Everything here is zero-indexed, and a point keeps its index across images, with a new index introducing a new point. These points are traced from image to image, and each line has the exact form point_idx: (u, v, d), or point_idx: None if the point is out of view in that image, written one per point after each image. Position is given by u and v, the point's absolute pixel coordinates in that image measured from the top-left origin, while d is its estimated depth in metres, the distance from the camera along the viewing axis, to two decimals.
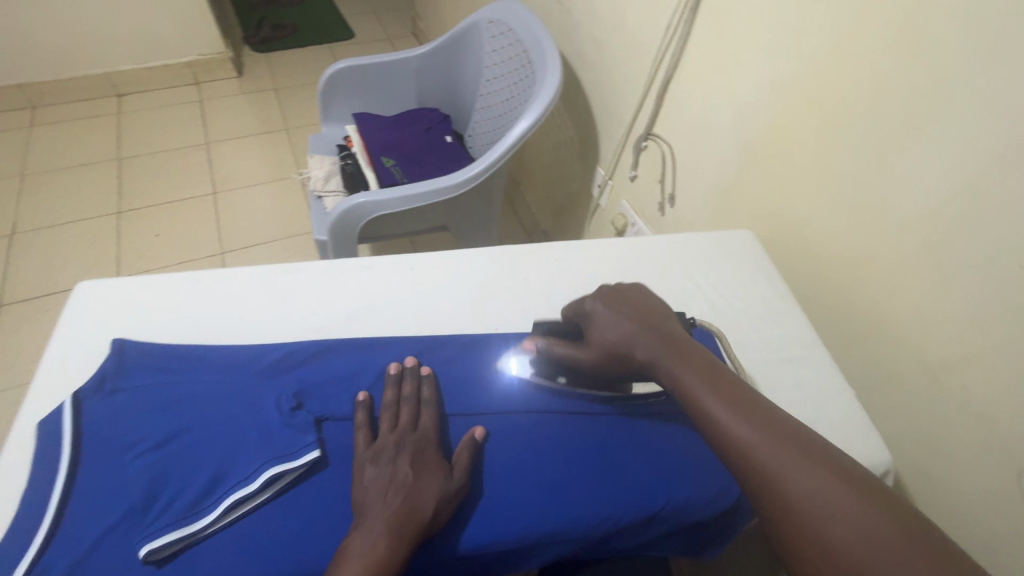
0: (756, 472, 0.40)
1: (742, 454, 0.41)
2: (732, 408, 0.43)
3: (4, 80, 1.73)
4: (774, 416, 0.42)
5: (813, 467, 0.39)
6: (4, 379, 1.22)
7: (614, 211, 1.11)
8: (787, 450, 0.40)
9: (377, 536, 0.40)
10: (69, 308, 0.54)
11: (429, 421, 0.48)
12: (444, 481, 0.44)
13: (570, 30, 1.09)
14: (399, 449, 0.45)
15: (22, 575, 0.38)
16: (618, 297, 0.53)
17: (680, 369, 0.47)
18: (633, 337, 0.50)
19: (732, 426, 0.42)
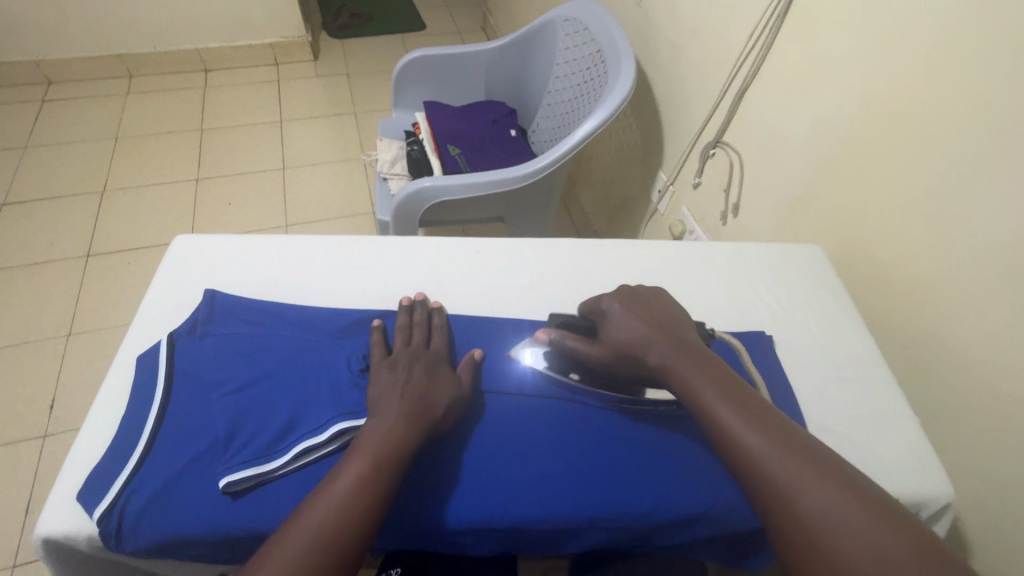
0: (771, 486, 0.41)
1: (757, 468, 0.42)
2: (748, 421, 0.44)
3: (108, 49, 1.88)
4: (789, 433, 0.44)
5: (826, 484, 0.40)
6: (88, 322, 1.33)
7: (673, 217, 1.10)
8: (804, 472, 0.41)
9: (394, 421, 0.43)
10: (168, 258, 0.59)
11: (439, 339, 0.52)
12: (453, 383, 0.48)
13: (645, 32, 1.09)
14: (413, 359, 0.49)
15: (119, 487, 0.42)
16: (635, 298, 0.53)
17: (693, 380, 0.47)
18: (648, 341, 0.50)
19: (747, 439, 0.43)
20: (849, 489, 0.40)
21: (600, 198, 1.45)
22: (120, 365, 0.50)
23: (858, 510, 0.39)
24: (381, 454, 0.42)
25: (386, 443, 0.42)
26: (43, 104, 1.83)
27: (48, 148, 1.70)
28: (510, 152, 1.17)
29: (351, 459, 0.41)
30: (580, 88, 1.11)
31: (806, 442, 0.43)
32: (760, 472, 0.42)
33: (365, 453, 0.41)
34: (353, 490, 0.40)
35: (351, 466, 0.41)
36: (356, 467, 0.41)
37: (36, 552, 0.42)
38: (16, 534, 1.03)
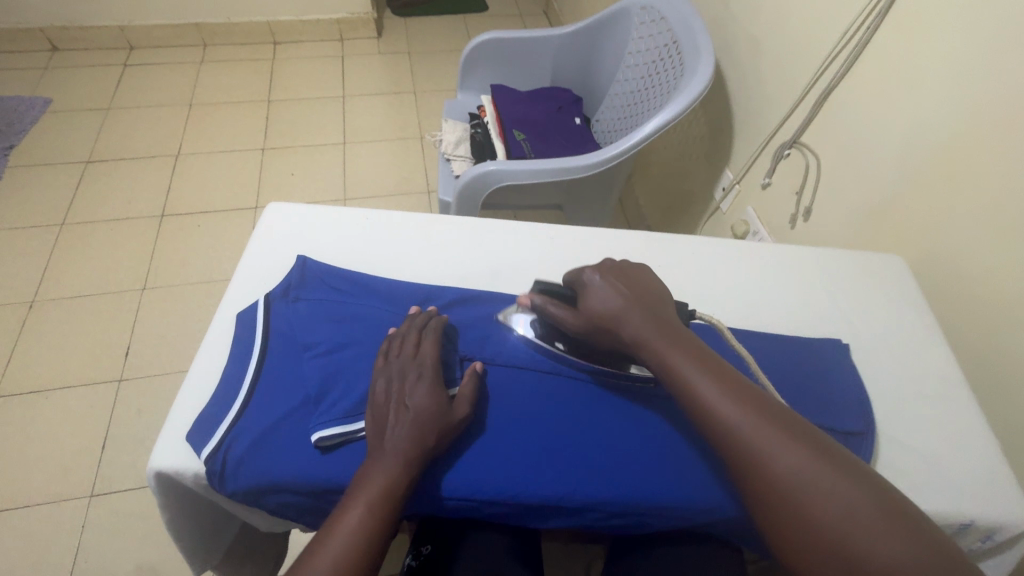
0: (740, 451, 0.43)
1: (730, 435, 0.44)
2: (721, 390, 0.45)
3: (187, 18, 1.96)
4: (759, 398, 0.45)
5: (793, 446, 0.42)
6: (159, 278, 1.41)
7: (736, 216, 1.08)
8: (774, 432, 0.43)
9: (390, 462, 0.44)
10: (261, 223, 0.62)
11: (429, 354, 0.49)
12: (437, 408, 0.46)
13: (725, 25, 1.06)
14: (404, 377, 0.48)
15: (222, 431, 0.46)
16: (615, 272, 0.53)
17: (671, 353, 0.48)
18: (627, 314, 0.50)
19: (720, 408, 0.45)
20: (814, 449, 0.42)
21: (657, 192, 1.43)
22: (219, 321, 0.54)
23: (822, 469, 0.41)
24: (373, 505, 0.43)
25: (379, 491, 0.43)
26: (125, 69, 1.92)
27: (129, 110, 1.79)
28: (574, 141, 1.17)
29: (347, 509, 0.43)
30: (651, 80, 1.09)
31: (774, 405, 0.45)
32: (731, 438, 0.44)
33: (359, 503, 0.43)
34: (351, 539, 0.42)
35: (349, 513, 0.42)
36: (357, 511, 0.42)
37: (149, 483, 0.46)
38: (93, 467, 1.12)
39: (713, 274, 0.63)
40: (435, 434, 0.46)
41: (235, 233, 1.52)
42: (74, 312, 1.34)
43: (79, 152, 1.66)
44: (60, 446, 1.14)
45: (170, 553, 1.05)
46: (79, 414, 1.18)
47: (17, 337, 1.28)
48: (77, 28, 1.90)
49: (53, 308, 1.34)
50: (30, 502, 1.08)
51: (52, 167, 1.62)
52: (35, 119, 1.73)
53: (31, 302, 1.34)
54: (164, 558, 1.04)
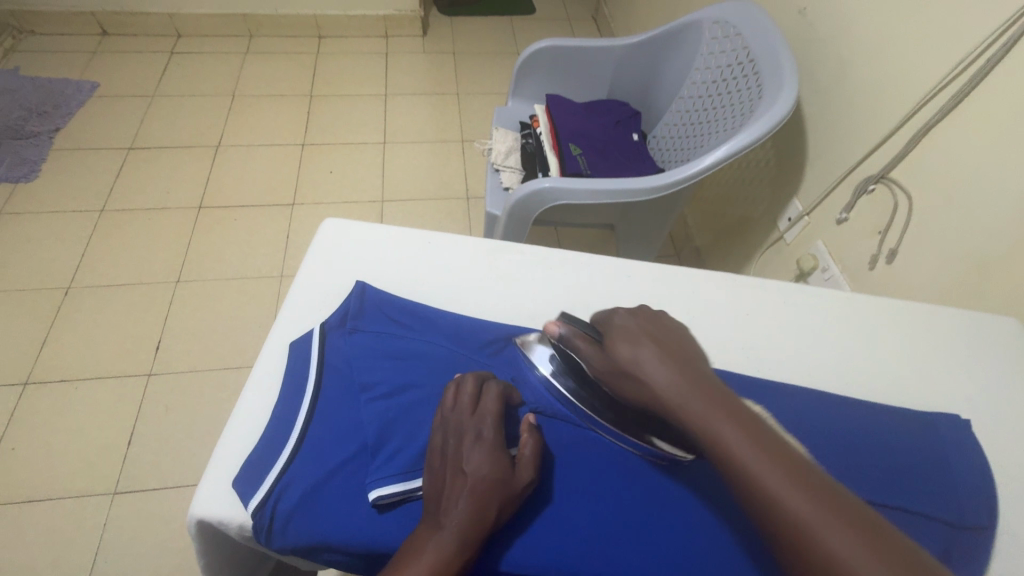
0: (808, 558, 0.32)
1: (795, 534, 0.33)
2: (782, 473, 0.35)
3: (235, 9, 1.95)
4: (833, 491, 0.34)
5: (888, 565, 0.31)
6: (194, 271, 1.39)
7: (803, 249, 1.01)
8: (848, 537, 0.32)
9: (444, 538, 0.38)
10: (318, 240, 0.58)
11: (491, 411, 0.43)
12: (498, 474, 0.40)
13: (806, 45, 0.99)
14: (459, 435, 0.42)
15: (272, 480, 0.41)
16: (647, 318, 0.46)
17: (713, 420, 0.39)
18: (659, 365, 0.42)
19: (782, 497, 0.34)
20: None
21: (710, 216, 1.37)
22: (272, 349, 0.50)
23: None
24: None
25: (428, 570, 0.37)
26: (172, 56, 1.92)
27: (174, 98, 1.79)
28: (632, 158, 1.11)
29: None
30: (722, 100, 1.03)
31: (856, 503, 0.34)
32: (798, 539, 0.33)
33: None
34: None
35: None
36: None
37: (189, 529, 0.42)
38: (117, 464, 1.10)
39: (806, 329, 0.58)
40: (495, 505, 0.40)
41: (271, 230, 1.50)
42: (108, 302, 1.32)
43: (122, 138, 1.66)
44: (86, 439, 1.13)
45: (189, 561, 1.02)
46: (108, 407, 1.17)
47: (52, 324, 1.28)
48: (128, 13, 1.91)
49: (88, 296, 1.33)
50: (54, 495, 1.06)
51: (95, 152, 1.61)
52: (82, 103, 1.73)
53: (67, 289, 1.34)
54: (183, 565, 1.01)
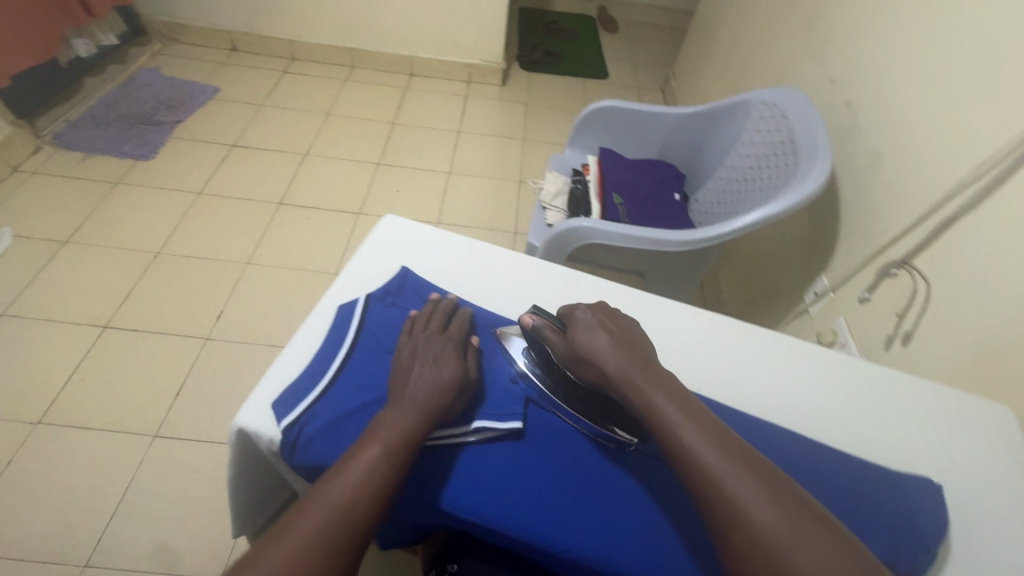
0: (714, 496, 0.44)
1: (707, 479, 0.45)
2: (699, 431, 0.47)
3: (344, 43, 2.23)
4: (735, 444, 0.47)
5: (766, 498, 0.43)
6: (263, 257, 1.56)
7: (824, 322, 1.04)
8: (745, 477, 0.44)
9: (405, 410, 0.48)
10: (377, 230, 0.70)
11: (451, 331, 0.56)
12: (452, 371, 0.52)
13: (848, 134, 1.06)
14: (425, 346, 0.54)
15: (303, 409, 0.50)
16: (603, 312, 0.58)
17: (650, 392, 0.50)
18: (611, 349, 0.54)
19: (700, 450, 0.46)
20: (790, 505, 0.43)
21: (741, 281, 1.41)
22: (322, 308, 0.60)
23: (799, 523, 0.42)
24: (390, 441, 0.46)
25: (396, 434, 0.47)
26: (283, 75, 2.20)
27: (277, 109, 2.04)
28: (670, 216, 1.19)
29: (367, 447, 0.46)
30: (760, 172, 1.10)
31: (751, 453, 0.47)
32: (709, 480, 0.45)
33: (379, 439, 0.46)
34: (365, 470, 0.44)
35: (366, 451, 0.46)
36: (372, 449, 0.46)
37: (229, 438, 0.51)
38: (163, 411, 1.23)
39: (789, 376, 0.66)
40: (447, 392, 0.51)
41: (335, 232, 1.66)
42: (186, 270, 1.50)
43: (228, 136, 1.91)
44: (143, 384, 1.26)
45: (204, 510, 1.10)
46: (167, 359, 1.31)
47: (138, 280, 1.46)
48: (256, 35, 2.22)
49: (172, 263, 1.51)
50: (105, 427, 1.19)
51: (204, 145, 1.86)
52: (202, 103, 2.01)
53: (155, 254, 1.53)
54: (198, 512, 1.10)
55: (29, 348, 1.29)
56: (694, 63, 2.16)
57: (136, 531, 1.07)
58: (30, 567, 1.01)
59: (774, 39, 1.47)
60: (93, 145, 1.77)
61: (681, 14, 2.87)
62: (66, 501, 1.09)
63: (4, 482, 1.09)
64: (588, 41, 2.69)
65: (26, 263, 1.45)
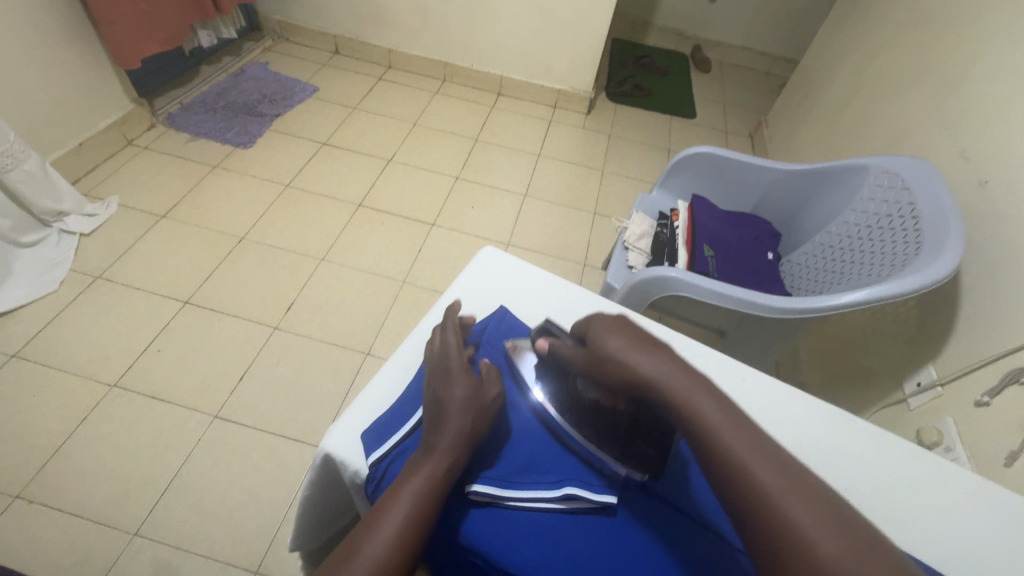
0: (769, 525, 0.37)
1: (754, 501, 0.38)
2: (745, 447, 0.40)
3: (439, 57, 2.29)
4: (783, 461, 0.40)
5: (828, 523, 0.36)
6: (338, 255, 1.60)
7: (926, 421, 0.95)
8: (799, 499, 0.37)
9: (433, 441, 0.45)
10: (476, 260, 0.69)
11: (455, 348, 0.52)
12: (469, 392, 0.48)
13: (979, 217, 0.96)
14: (442, 370, 0.50)
15: (393, 442, 0.49)
16: (627, 320, 0.50)
17: (687, 403, 0.43)
18: (637, 355, 0.47)
19: (746, 471, 0.39)
20: (849, 529, 0.36)
21: (829, 352, 1.31)
22: (417, 335, 0.60)
23: (866, 553, 0.35)
24: (427, 476, 0.43)
25: (428, 470, 0.44)
26: (378, 81, 2.29)
27: (369, 114, 2.11)
28: (762, 277, 1.12)
29: (402, 489, 0.43)
30: (871, 245, 1.02)
31: (802, 473, 0.39)
32: (761, 509, 0.38)
33: (418, 474, 0.44)
34: (405, 513, 0.42)
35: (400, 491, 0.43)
36: (406, 494, 0.43)
37: (314, 458, 0.51)
38: (226, 393, 1.26)
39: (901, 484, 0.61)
40: (475, 413, 0.48)
41: (408, 240, 1.68)
42: (265, 259, 1.56)
43: (321, 134, 1.99)
44: (212, 363, 1.31)
45: (248, 501, 1.11)
46: (236, 344, 1.36)
47: (221, 262, 1.53)
48: (358, 42, 2.32)
49: (254, 250, 1.57)
50: (173, 401, 1.23)
51: (297, 140, 1.95)
52: (301, 100, 2.11)
53: (239, 238, 1.60)
54: (243, 502, 1.11)
55: (117, 313, 1.37)
56: (793, 114, 2.06)
57: (185, 509, 1.09)
58: (86, 526, 1.05)
59: (898, 102, 1.37)
60: (199, 129, 1.89)
61: (780, 61, 2.78)
62: (126, 467, 1.13)
63: (76, 439, 1.15)
64: (679, 78, 2.65)
65: (127, 232, 1.55)
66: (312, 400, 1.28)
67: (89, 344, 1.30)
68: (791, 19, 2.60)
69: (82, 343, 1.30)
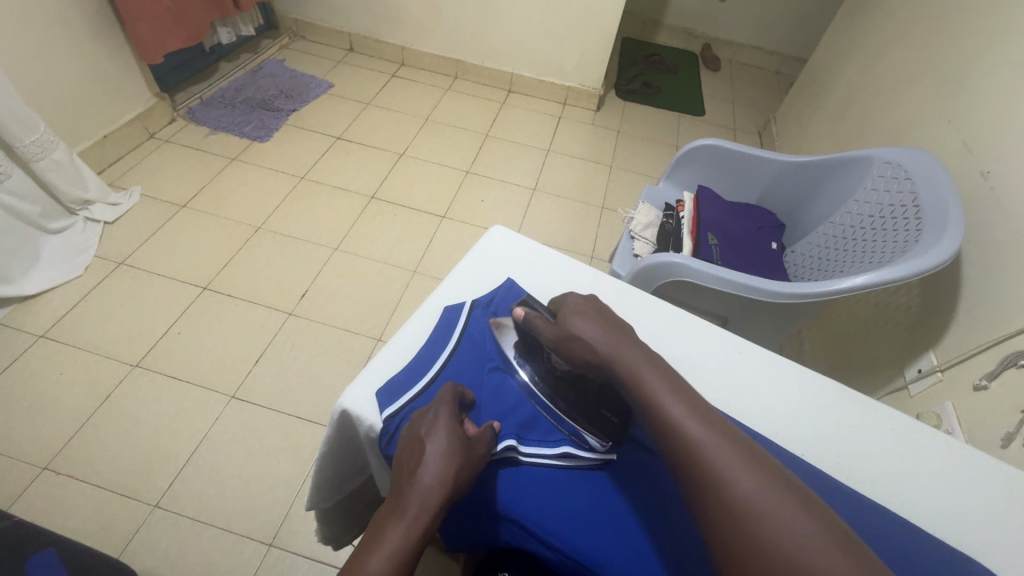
0: (701, 475, 0.40)
1: (689, 453, 0.41)
2: (684, 408, 0.44)
3: (451, 54, 2.33)
4: (719, 422, 0.43)
5: (752, 472, 0.39)
6: (351, 245, 1.64)
7: (927, 406, 0.96)
8: (731, 453, 0.40)
9: (414, 495, 0.43)
10: (486, 238, 0.73)
11: (443, 399, 0.50)
12: (454, 444, 0.47)
13: (980, 206, 0.98)
14: (426, 420, 0.48)
15: (405, 400, 0.52)
16: (597, 302, 0.55)
17: (638, 371, 0.47)
18: (601, 329, 0.51)
19: (684, 426, 0.42)
20: (777, 481, 0.39)
21: (832, 343, 1.33)
22: (429, 306, 0.63)
23: (787, 499, 0.38)
24: (451, 440, 0.47)
25: (409, 525, 0.42)
26: (391, 78, 2.33)
27: (382, 109, 2.16)
28: (765, 265, 1.14)
29: (426, 459, 0.46)
30: (874, 235, 1.04)
31: (736, 432, 0.42)
32: (695, 460, 0.41)
33: (436, 441, 0.47)
34: (441, 473, 0.45)
35: (380, 546, 0.41)
36: (389, 547, 0.41)
37: (332, 415, 0.55)
38: (243, 374, 1.31)
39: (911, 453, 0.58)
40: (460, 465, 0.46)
41: (419, 231, 1.72)
42: (281, 248, 1.60)
43: (335, 129, 2.04)
44: (229, 347, 1.35)
45: (264, 477, 1.15)
46: (253, 328, 1.40)
47: (239, 250, 1.57)
48: (372, 40, 2.37)
49: (270, 239, 1.62)
50: (192, 381, 1.28)
51: (313, 134, 2.00)
52: (316, 96, 2.16)
53: (256, 228, 1.64)
54: (258, 478, 1.15)
55: (139, 297, 1.42)
56: (801, 111, 2.08)
57: (203, 483, 1.13)
58: (110, 497, 1.09)
59: (904, 97, 1.38)
60: (218, 123, 1.95)
61: (789, 60, 2.78)
62: (148, 443, 1.17)
63: (101, 415, 1.20)
64: (688, 76, 2.67)
65: (149, 220, 1.60)
66: (325, 382, 1.32)
67: (113, 327, 1.35)
68: (801, 18, 2.61)
69: (106, 326, 1.35)
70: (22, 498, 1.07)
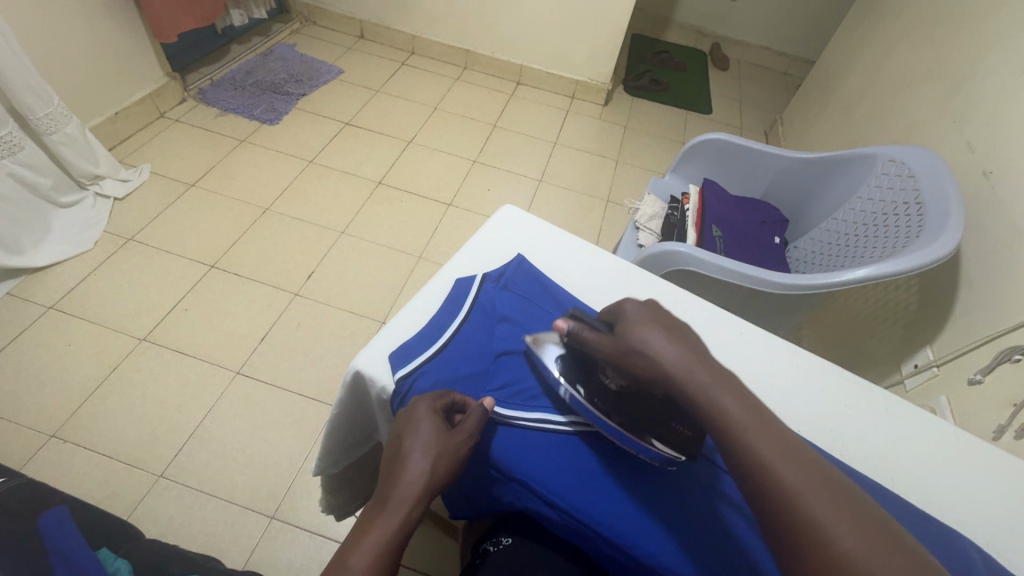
0: (797, 526, 0.35)
1: (780, 498, 0.36)
2: (773, 446, 0.38)
3: (461, 45, 2.34)
4: (811, 459, 0.38)
5: (856, 528, 0.34)
6: (358, 230, 1.66)
7: (922, 400, 0.98)
8: (830, 505, 0.35)
9: (395, 489, 0.44)
10: (498, 216, 0.74)
11: (426, 400, 0.49)
12: (436, 434, 0.47)
13: (982, 205, 0.99)
14: (405, 421, 0.48)
15: (416, 365, 0.54)
16: (660, 306, 0.50)
17: (716, 397, 0.41)
18: (669, 339, 0.45)
19: (774, 467, 0.37)
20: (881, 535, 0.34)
21: (832, 338, 1.34)
22: (441, 279, 0.65)
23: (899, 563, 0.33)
24: (432, 430, 0.47)
25: (391, 516, 0.43)
26: (400, 66, 2.34)
27: (390, 97, 2.17)
28: (767, 257, 1.15)
29: (409, 455, 0.46)
30: (877, 231, 1.05)
31: (830, 472, 0.37)
32: (789, 507, 0.36)
33: (416, 434, 0.47)
34: (424, 464, 0.45)
35: (361, 543, 0.41)
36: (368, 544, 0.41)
37: (345, 376, 0.57)
38: (248, 351, 1.32)
39: (905, 437, 0.60)
40: (444, 460, 0.46)
41: (425, 218, 1.74)
42: (288, 230, 1.62)
43: (344, 115, 2.05)
44: (235, 324, 1.37)
45: (268, 452, 1.17)
46: (260, 307, 1.42)
47: (246, 231, 1.59)
48: (383, 27, 2.37)
49: (277, 221, 1.63)
50: (198, 356, 1.30)
51: (321, 119, 2.01)
52: (326, 81, 2.17)
53: (264, 210, 1.66)
54: (261, 452, 1.17)
55: (149, 273, 1.44)
56: (808, 111, 2.09)
57: (208, 456, 1.15)
58: (117, 466, 1.11)
59: (909, 98, 1.40)
60: (228, 105, 1.96)
61: (797, 61, 2.79)
62: (154, 414, 1.19)
63: (109, 386, 1.22)
64: (697, 74, 2.68)
65: (159, 198, 1.62)
66: (328, 363, 1.33)
67: (120, 301, 1.36)
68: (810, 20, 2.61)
69: (114, 299, 1.36)
70: (29, 463, 1.08)
